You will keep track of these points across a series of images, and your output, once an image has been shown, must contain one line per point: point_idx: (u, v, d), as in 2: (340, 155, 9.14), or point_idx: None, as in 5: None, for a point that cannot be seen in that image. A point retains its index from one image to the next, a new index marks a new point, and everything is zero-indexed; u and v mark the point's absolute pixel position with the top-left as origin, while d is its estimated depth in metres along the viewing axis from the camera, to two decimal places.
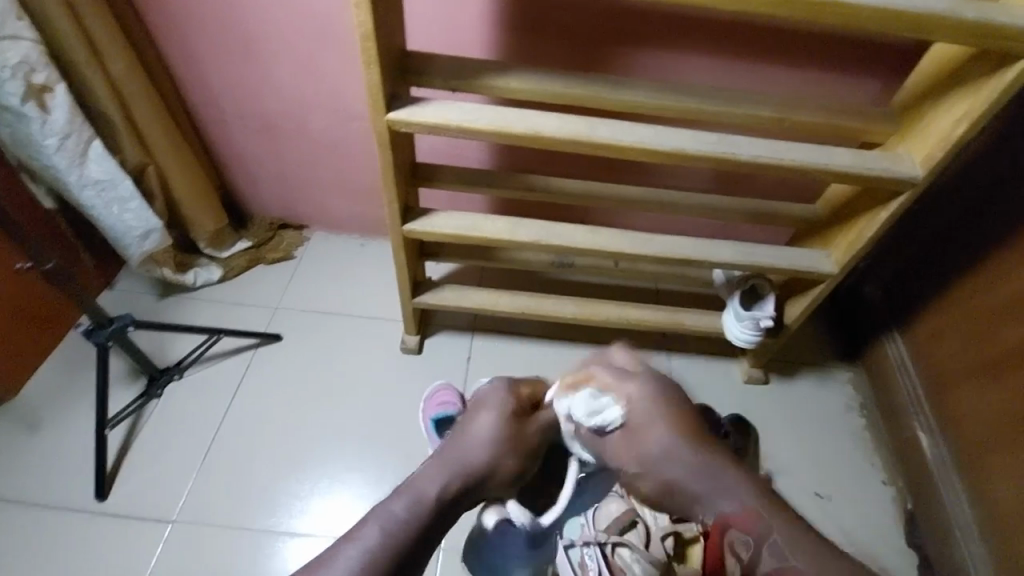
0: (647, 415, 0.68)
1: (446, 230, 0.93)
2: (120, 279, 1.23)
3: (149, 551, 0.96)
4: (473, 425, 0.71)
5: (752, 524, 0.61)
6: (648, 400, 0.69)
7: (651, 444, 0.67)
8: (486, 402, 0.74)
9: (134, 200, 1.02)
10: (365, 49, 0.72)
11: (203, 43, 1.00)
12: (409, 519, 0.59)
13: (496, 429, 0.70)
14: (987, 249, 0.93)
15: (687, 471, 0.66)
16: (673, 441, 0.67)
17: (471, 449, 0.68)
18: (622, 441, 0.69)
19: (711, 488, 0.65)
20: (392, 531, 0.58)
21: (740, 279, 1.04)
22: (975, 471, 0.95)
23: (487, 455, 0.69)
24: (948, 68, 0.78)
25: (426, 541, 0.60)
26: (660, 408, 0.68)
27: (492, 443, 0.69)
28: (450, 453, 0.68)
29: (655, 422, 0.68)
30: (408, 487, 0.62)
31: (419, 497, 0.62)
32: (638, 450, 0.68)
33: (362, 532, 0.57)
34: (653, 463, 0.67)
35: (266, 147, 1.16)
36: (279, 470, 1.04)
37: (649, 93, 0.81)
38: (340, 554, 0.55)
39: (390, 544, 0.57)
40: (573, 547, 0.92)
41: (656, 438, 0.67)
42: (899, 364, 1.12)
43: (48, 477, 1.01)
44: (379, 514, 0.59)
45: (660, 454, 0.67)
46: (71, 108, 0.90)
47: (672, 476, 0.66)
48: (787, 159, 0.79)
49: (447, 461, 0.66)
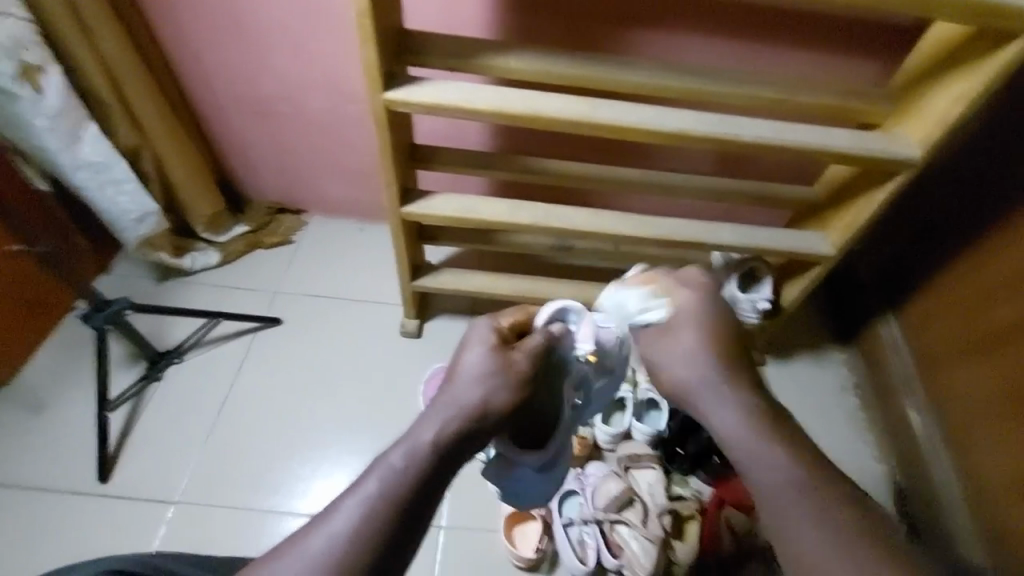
0: (687, 321, 0.67)
1: (446, 213, 0.93)
2: (116, 265, 1.22)
3: (150, 531, 0.97)
4: (465, 361, 0.62)
5: (756, 457, 0.56)
6: (692, 311, 0.67)
7: (686, 346, 0.65)
8: (468, 339, 0.65)
9: (130, 182, 1.01)
10: (364, 26, 0.71)
11: (196, 23, 0.98)
12: (407, 470, 0.52)
13: (487, 362, 0.61)
14: (983, 229, 0.93)
15: (709, 385, 0.63)
16: (707, 357, 0.64)
17: (464, 388, 0.59)
18: (658, 338, 0.68)
19: (733, 413, 0.60)
20: (390, 483, 0.51)
21: (738, 262, 1.03)
22: (961, 443, 0.98)
23: (484, 390, 0.59)
24: (947, 48, 0.77)
25: (435, 493, 0.53)
26: (700, 322, 0.66)
27: (487, 377, 0.60)
28: (442, 399, 0.59)
29: (688, 329, 0.66)
30: (402, 438, 0.54)
31: (414, 448, 0.53)
32: (656, 352, 0.68)
33: (359, 490, 0.50)
34: (680, 366, 0.65)
35: (259, 128, 1.15)
36: (281, 452, 1.05)
37: (650, 73, 0.80)
38: (337, 513, 0.49)
39: (390, 497, 0.50)
40: (572, 526, 0.97)
41: (690, 344, 0.65)
42: (891, 344, 1.13)
43: (48, 459, 1.01)
44: (375, 469, 0.52)
45: (687, 361, 0.65)
46: (63, 89, 0.89)
47: (696, 385, 0.64)
48: (787, 140, 0.79)
49: (440, 410, 0.57)
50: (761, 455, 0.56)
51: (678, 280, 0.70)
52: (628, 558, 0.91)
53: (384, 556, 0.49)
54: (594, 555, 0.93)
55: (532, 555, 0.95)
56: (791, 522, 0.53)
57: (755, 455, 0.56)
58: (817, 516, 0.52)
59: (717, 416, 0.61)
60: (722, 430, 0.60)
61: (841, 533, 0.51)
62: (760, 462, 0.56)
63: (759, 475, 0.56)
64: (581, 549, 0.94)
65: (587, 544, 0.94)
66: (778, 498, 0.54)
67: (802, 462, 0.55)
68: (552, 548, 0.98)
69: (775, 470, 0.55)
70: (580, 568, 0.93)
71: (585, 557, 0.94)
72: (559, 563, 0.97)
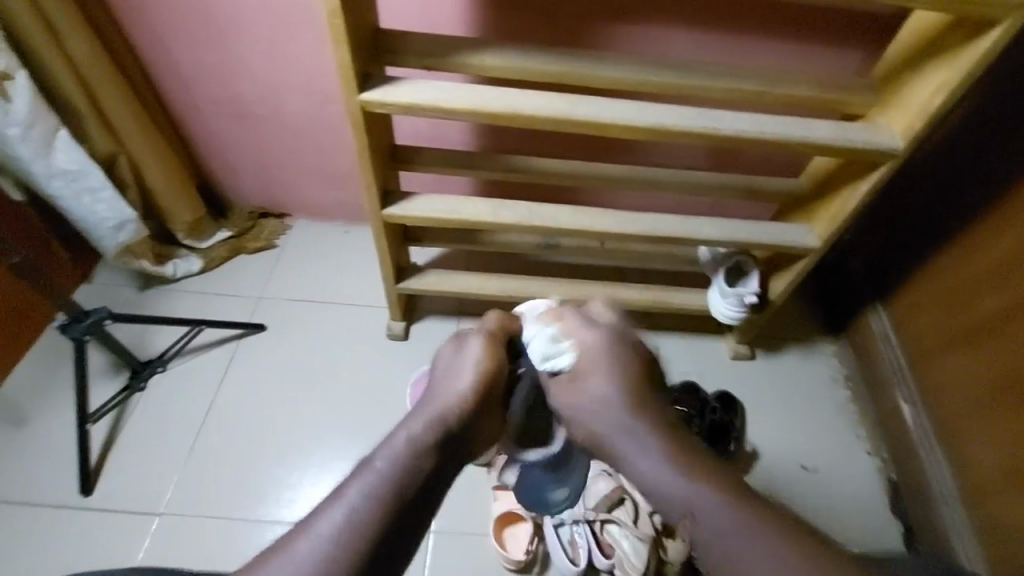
0: (593, 367, 0.67)
1: (428, 214, 0.92)
2: (97, 274, 1.20)
3: (137, 543, 0.95)
4: (441, 370, 0.68)
5: (681, 499, 0.58)
6: (595, 352, 0.68)
7: (596, 392, 0.66)
8: (440, 351, 0.72)
9: (106, 190, 0.99)
10: (335, 26, 0.69)
11: (171, 26, 0.96)
12: (387, 472, 0.56)
13: (454, 361, 0.68)
14: (968, 219, 0.93)
15: (624, 437, 0.64)
16: (615, 400, 0.66)
17: (440, 391, 0.65)
18: (568, 385, 0.68)
19: (648, 461, 0.62)
20: (371, 487, 0.54)
21: (725, 257, 1.03)
22: (953, 433, 0.98)
23: (457, 386, 0.65)
24: (927, 36, 0.77)
25: (422, 490, 0.57)
26: (606, 363, 0.67)
27: (456, 374, 0.66)
28: (422, 407, 0.64)
29: (597, 375, 0.67)
30: (382, 443, 0.59)
31: (393, 450, 0.57)
32: (578, 407, 0.67)
33: (343, 496, 0.53)
34: (592, 417, 0.66)
35: (239, 132, 1.13)
36: (269, 460, 1.04)
37: (629, 68, 0.79)
38: (323, 516, 0.52)
39: (374, 496, 0.54)
40: (563, 526, 0.95)
41: (601, 390, 0.66)
42: (881, 335, 1.13)
43: (30, 473, 1.00)
44: (358, 476, 0.55)
45: (603, 411, 0.66)
46: (33, 97, 0.86)
47: (611, 438, 0.65)
48: (769, 133, 0.78)
49: (418, 413, 0.63)
50: (672, 490, 0.59)
51: (583, 315, 0.72)
52: (619, 557, 0.91)
53: (376, 552, 0.51)
54: (585, 555, 0.92)
55: (522, 557, 0.94)
56: (720, 549, 0.55)
57: (672, 493, 0.59)
58: (751, 539, 0.53)
59: (633, 465, 0.63)
60: (636, 472, 0.62)
61: (769, 546, 0.53)
62: (680, 502, 0.58)
63: (694, 510, 0.57)
64: (571, 550, 0.93)
65: (578, 544, 0.93)
66: (709, 530, 0.56)
67: (716, 478, 0.58)
68: (543, 549, 0.97)
69: (698, 498, 0.57)
70: (572, 569, 0.92)
71: (576, 557, 0.93)
72: (551, 564, 0.97)
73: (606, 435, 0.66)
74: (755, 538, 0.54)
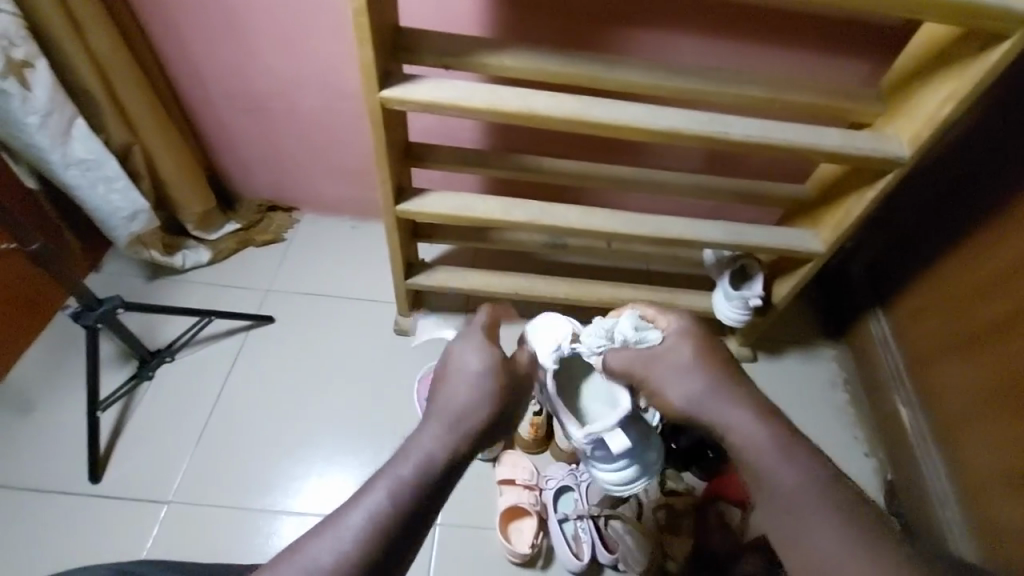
0: (681, 338, 0.73)
1: (440, 211, 0.93)
2: (106, 262, 1.21)
3: (146, 531, 0.96)
4: (450, 374, 0.71)
5: (768, 459, 0.62)
6: (682, 332, 0.73)
7: (686, 357, 0.71)
8: (461, 353, 0.73)
9: (121, 180, 1.00)
10: (358, 24, 0.70)
11: (188, 18, 0.97)
12: (415, 480, 0.58)
13: (479, 370, 0.70)
14: (968, 228, 0.96)
15: (714, 397, 0.68)
16: (702, 364, 0.71)
17: (461, 396, 0.68)
18: (649, 357, 0.72)
19: (740, 419, 0.66)
20: (397, 492, 0.56)
21: (729, 260, 1.05)
22: (951, 440, 0.99)
23: (480, 398, 0.68)
24: (935, 50, 0.79)
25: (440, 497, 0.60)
26: (691, 340, 0.72)
27: (482, 383, 0.69)
28: (444, 410, 0.66)
29: (685, 342, 0.72)
30: (409, 449, 0.61)
31: (420, 457, 0.60)
32: (664, 371, 0.71)
33: (363, 501, 0.55)
34: (680, 378, 0.70)
35: (250, 125, 1.14)
36: (274, 450, 1.05)
37: (645, 72, 0.80)
38: (345, 520, 0.54)
39: (396, 502, 0.56)
40: (567, 521, 0.97)
41: (687, 355, 0.71)
42: (881, 340, 1.16)
43: (40, 459, 1.00)
44: (384, 479, 0.57)
45: (692, 378, 0.70)
46: (52, 85, 0.87)
47: (700, 398, 0.69)
48: (780, 139, 0.79)
49: (432, 420, 0.65)
50: (764, 449, 0.62)
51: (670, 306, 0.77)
52: (622, 552, 0.94)
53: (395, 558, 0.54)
54: (588, 550, 0.95)
55: (527, 551, 0.95)
56: (796, 506, 0.58)
57: (761, 447, 0.63)
58: (831, 503, 0.57)
59: (723, 417, 0.67)
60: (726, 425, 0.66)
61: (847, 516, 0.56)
62: (763, 455, 0.62)
63: (783, 478, 0.60)
64: (575, 545, 0.95)
65: (581, 539, 0.96)
66: (792, 485, 0.59)
67: (803, 450, 0.62)
68: (548, 543, 0.99)
69: (787, 463, 0.61)
70: (575, 563, 0.94)
71: (579, 552, 0.95)
72: (554, 559, 0.98)
73: (687, 399, 0.69)
74: (832, 501, 0.57)
